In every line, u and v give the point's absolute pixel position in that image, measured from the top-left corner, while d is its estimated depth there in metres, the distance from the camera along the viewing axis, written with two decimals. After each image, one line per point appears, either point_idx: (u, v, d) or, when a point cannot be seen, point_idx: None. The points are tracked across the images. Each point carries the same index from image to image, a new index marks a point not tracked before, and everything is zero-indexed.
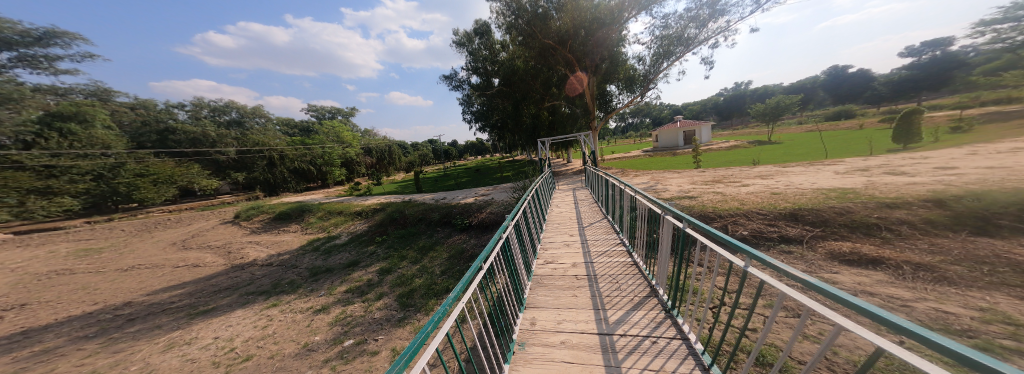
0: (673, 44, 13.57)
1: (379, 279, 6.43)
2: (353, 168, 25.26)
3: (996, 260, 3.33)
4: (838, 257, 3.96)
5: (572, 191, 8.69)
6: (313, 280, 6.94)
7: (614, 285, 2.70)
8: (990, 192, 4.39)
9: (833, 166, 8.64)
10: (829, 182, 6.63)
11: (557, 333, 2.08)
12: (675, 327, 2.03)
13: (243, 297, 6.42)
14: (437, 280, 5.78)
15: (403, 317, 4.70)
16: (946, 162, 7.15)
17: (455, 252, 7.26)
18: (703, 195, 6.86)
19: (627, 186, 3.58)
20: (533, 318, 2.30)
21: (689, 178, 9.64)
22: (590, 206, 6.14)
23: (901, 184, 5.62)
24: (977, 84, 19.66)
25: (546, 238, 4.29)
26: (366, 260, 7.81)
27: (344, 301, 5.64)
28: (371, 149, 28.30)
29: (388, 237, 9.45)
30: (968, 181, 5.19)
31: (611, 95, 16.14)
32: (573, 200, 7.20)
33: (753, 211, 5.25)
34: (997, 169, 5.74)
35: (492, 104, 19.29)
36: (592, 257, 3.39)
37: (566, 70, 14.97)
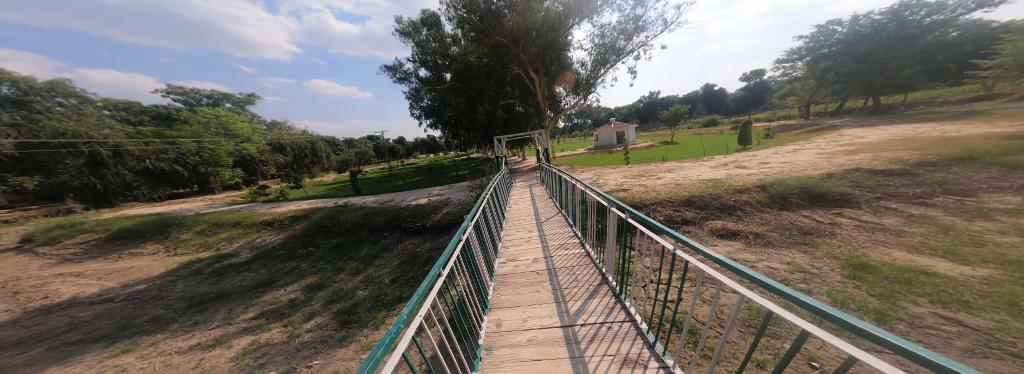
0: (608, 53, 15.34)
1: (307, 297, 5.47)
2: (253, 169, 21.04)
3: (793, 226, 4.90)
4: (716, 232, 5.18)
5: (527, 189, 8.98)
6: (196, 311, 5.43)
7: (571, 276, 2.93)
8: (786, 180, 6.37)
9: (711, 161, 11.28)
10: (712, 174, 8.61)
11: (523, 331, 2.17)
12: (624, 309, 2.30)
13: (60, 350, 4.57)
14: (385, 290, 5.25)
15: (345, 334, 4.13)
16: (771, 157, 10.17)
17: (407, 258, 6.68)
18: (632, 187, 8.05)
19: (578, 181, 3.89)
20: (499, 319, 2.35)
21: (622, 173, 11.17)
22: (546, 202, 6.47)
23: (748, 175, 7.68)
24: (780, 105, 28.64)
25: (507, 236, 4.37)
26: (284, 278, 6.53)
27: (254, 328, 4.60)
28: (285, 146, 24.22)
29: (317, 248, 8.07)
30: (780, 171, 7.49)
31: (560, 97, 17.22)
32: (529, 197, 7.45)
33: (665, 199, 6.42)
34: (794, 162, 8.48)
35: (444, 100, 18.58)
36: (551, 251, 3.61)
37: (518, 69, 15.31)
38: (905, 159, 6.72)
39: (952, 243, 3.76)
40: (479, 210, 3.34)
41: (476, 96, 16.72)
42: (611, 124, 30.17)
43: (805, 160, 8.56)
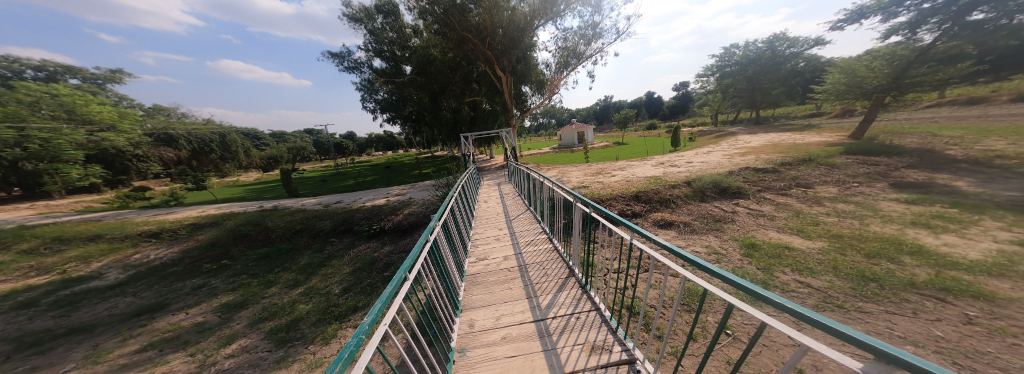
0: (571, 56, 16.21)
1: (224, 318, 4.56)
2: (123, 165, 13.20)
3: (711, 215, 5.90)
4: (658, 223, 5.85)
5: (496, 186, 8.94)
6: (27, 356, 4.01)
7: (541, 271, 3.04)
8: (704, 176, 7.64)
9: (653, 160, 12.87)
10: (653, 171, 9.81)
11: (496, 329, 2.19)
12: (590, 300, 2.46)
13: None
14: (335, 301, 4.68)
15: (284, 354, 3.57)
16: (699, 157, 12.07)
17: (362, 264, 6.04)
18: (592, 184, 8.69)
19: (546, 179, 4.02)
20: (471, 320, 2.34)
21: (583, 171, 11.97)
22: (515, 199, 6.56)
23: (682, 172, 8.97)
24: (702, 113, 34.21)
25: (477, 235, 4.34)
26: (188, 300, 5.32)
27: (142, 364, 3.64)
28: (177, 137, 18.12)
29: (237, 262, 6.81)
30: (704, 169, 8.95)
31: (526, 96, 17.55)
32: (499, 195, 7.42)
33: (618, 195, 7.10)
34: (714, 161, 10.21)
35: (404, 93, 17.32)
36: (521, 247, 3.69)
37: (484, 66, 15.04)
38: (776, 159, 8.65)
39: (800, 223, 5.02)
40: (447, 209, 3.23)
41: (440, 92, 16.30)
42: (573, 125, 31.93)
43: (718, 159, 10.42)
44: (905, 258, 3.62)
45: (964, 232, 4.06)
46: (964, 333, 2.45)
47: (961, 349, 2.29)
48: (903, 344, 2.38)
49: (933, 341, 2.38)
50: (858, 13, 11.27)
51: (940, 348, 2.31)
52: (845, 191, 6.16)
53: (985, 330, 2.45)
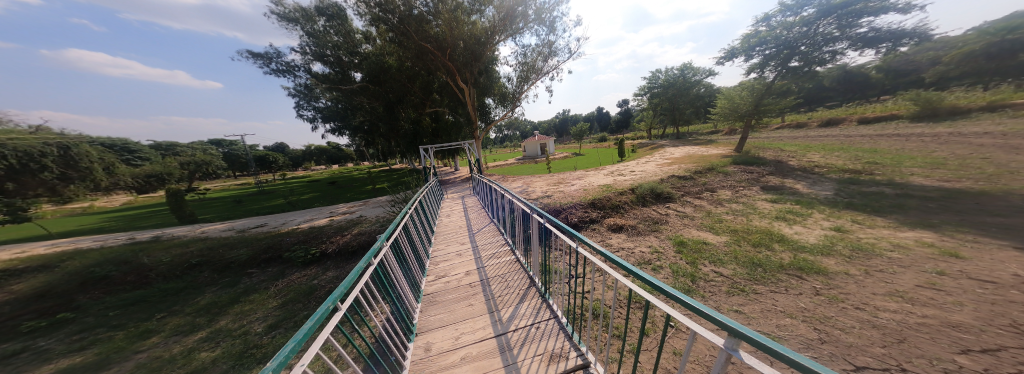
0: (531, 72, 17.06)
1: None
2: None
3: (653, 217, 6.77)
4: (612, 227, 6.42)
5: (460, 200, 8.64)
6: None
7: (503, 284, 3.00)
8: (646, 183, 8.77)
9: (605, 170, 14.21)
10: (604, 180, 10.81)
11: (455, 350, 2.06)
12: (549, 308, 2.49)
13: None
14: (255, 343, 3.82)
15: None
16: (642, 165, 13.81)
17: (291, 299, 5.07)
18: (553, 194, 9.10)
19: (506, 191, 4.07)
20: (428, 343, 2.17)
21: (544, 181, 12.47)
22: (478, 212, 6.42)
23: (630, 179, 10.09)
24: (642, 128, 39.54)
25: (436, 251, 4.10)
26: None
27: None
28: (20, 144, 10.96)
29: (103, 317, 5.25)
30: (647, 176, 10.26)
31: (490, 108, 17.54)
32: (462, 208, 7.20)
33: (577, 203, 7.56)
34: (655, 169, 11.79)
35: (357, 100, 16.27)
36: (484, 261, 3.61)
37: (445, 76, 14.73)
38: (693, 169, 10.42)
39: (711, 221, 6.12)
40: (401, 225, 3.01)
41: (398, 101, 15.59)
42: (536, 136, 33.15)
43: (657, 168, 12.09)
44: (775, 245, 4.69)
45: (805, 222, 5.47)
46: (815, 302, 3.26)
47: (817, 317, 2.99)
48: (782, 316, 3.06)
49: (800, 312, 3.10)
50: (731, 53, 14.66)
51: (804, 316, 3.03)
52: (737, 194, 7.78)
53: (826, 298, 3.28)
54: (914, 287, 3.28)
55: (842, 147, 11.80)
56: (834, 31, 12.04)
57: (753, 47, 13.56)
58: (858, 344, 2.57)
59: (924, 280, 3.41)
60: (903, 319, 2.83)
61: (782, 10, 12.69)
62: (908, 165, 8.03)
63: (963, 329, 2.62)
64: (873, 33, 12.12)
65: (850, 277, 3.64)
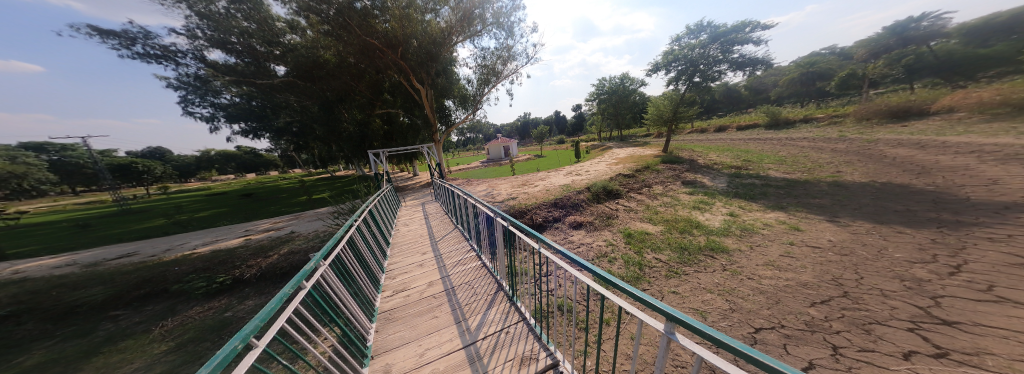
0: (491, 74, 16.91)
1: None
2: None
3: (606, 212, 7.55)
4: (572, 225, 6.89)
5: (420, 206, 8.07)
6: None
7: (470, 292, 2.92)
8: (599, 181, 9.72)
9: (562, 170, 15.19)
10: (564, 180, 11.49)
11: (420, 368, 1.92)
12: (518, 311, 2.51)
13: None
14: None
15: None
16: (592, 165, 15.30)
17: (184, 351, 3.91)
18: (518, 196, 9.27)
19: (469, 196, 3.96)
20: (387, 365, 1.97)
21: (509, 184, 12.62)
22: (440, 218, 6.13)
23: (588, 177, 11.07)
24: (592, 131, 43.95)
25: (393, 265, 3.75)
26: None
27: None
28: None
29: None
30: (600, 174, 11.39)
31: (449, 111, 16.50)
32: (423, 216, 6.68)
33: (541, 203, 7.86)
34: (606, 168, 13.19)
35: (279, 97, 14.16)
36: (448, 269, 3.45)
37: (396, 76, 13.45)
38: (634, 167, 11.96)
39: (649, 214, 7.16)
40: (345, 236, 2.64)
41: (337, 100, 13.68)
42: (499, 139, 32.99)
43: (604, 168, 13.52)
44: (695, 231, 5.76)
45: (711, 209, 6.93)
46: (722, 276, 4.14)
47: (725, 289, 3.81)
48: (705, 292, 3.80)
49: (715, 287, 3.88)
50: (656, 66, 17.31)
51: (718, 291, 3.80)
52: (666, 188, 9.33)
53: (730, 273, 4.18)
54: (780, 256, 4.45)
55: (730, 148, 15.36)
56: (718, 54, 15.28)
57: (670, 63, 16.31)
58: (753, 309, 3.36)
59: (784, 250, 4.66)
60: (777, 285, 3.79)
61: (688, 34, 15.37)
62: (769, 162, 10.92)
63: (809, 286, 3.65)
64: (745, 58, 15.96)
65: (743, 253, 4.74)
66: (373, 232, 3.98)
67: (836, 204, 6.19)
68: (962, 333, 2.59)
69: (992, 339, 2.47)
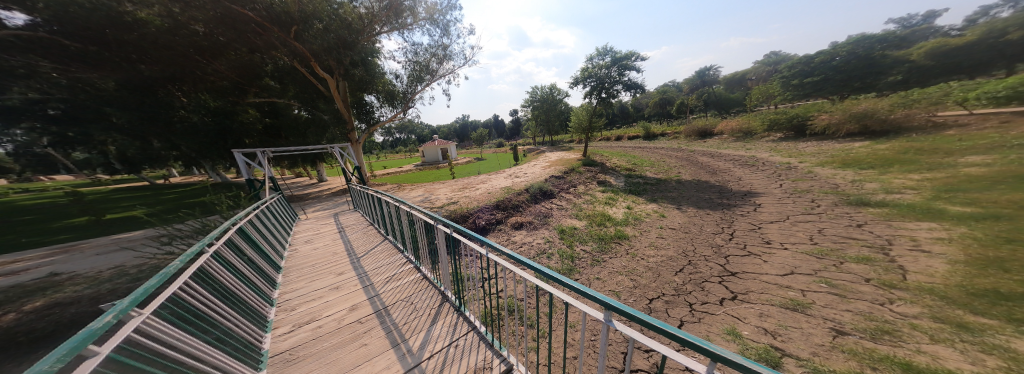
0: (424, 72, 14.94)
1: None
2: None
3: (540, 212, 7.85)
4: (514, 225, 7.07)
5: (332, 218, 7.24)
6: None
7: (408, 309, 2.72)
8: (535, 181, 10.44)
9: (501, 173, 15.34)
10: (505, 182, 11.43)
11: None
12: (466, 320, 2.48)
13: None
14: None
15: None
16: (528, 167, 16.25)
17: None
18: (460, 200, 8.91)
19: (403, 203, 3.64)
20: None
21: (449, 188, 11.95)
22: (363, 230, 5.71)
23: (529, 178, 11.78)
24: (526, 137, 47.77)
25: (288, 295, 3.16)
26: None
27: None
28: None
29: None
30: (536, 175, 12.17)
31: (370, 106, 15.38)
32: (335, 228, 6.06)
33: (484, 207, 7.73)
34: (540, 169, 14.24)
35: (10, 60, 7.99)
36: (377, 289, 3.19)
37: (286, 58, 11.12)
38: (563, 169, 12.93)
39: (578, 211, 7.99)
40: (189, 268, 1.83)
41: (170, 78, 9.55)
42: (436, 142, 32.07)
43: (535, 170, 14.17)
44: (608, 223, 6.83)
45: (618, 203, 8.40)
46: (625, 259, 5.06)
47: (630, 270, 4.66)
48: (617, 274, 4.60)
49: (622, 269, 4.74)
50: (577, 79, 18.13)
51: (623, 271, 4.67)
52: (586, 187, 10.51)
53: (631, 256, 5.17)
54: (657, 237, 5.88)
55: (624, 153, 19.43)
56: (617, 76, 16.48)
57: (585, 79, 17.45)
58: (644, 283, 4.26)
59: (658, 233, 6.12)
60: (658, 260, 4.91)
61: (596, 54, 16.42)
62: (647, 164, 14.27)
63: (673, 259, 4.90)
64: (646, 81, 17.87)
65: (638, 239, 5.86)
66: (248, 262, 2.95)
67: (681, 195, 8.86)
68: (740, 279, 4.06)
69: (753, 280, 3.98)
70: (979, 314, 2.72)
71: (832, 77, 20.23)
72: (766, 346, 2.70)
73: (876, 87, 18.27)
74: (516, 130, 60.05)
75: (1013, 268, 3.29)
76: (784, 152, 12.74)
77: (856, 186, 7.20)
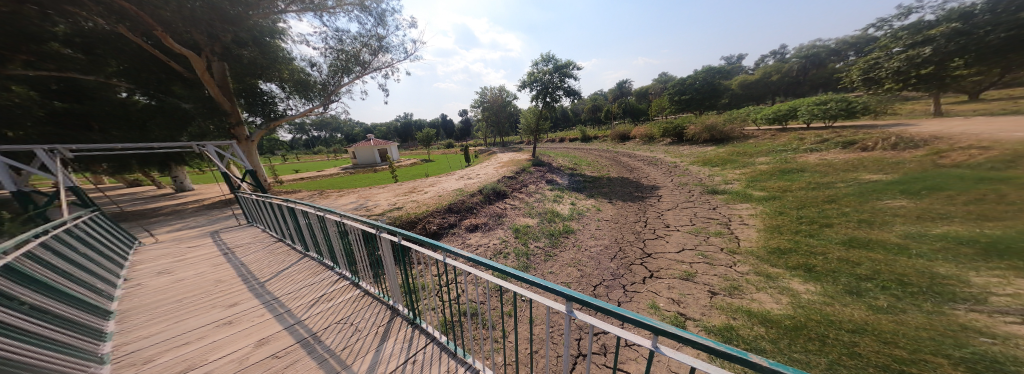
0: (351, 63, 12.75)
1: None
2: None
3: (493, 211, 7.80)
4: (469, 227, 6.81)
5: (204, 240, 5.35)
6: None
7: (347, 331, 2.31)
8: (488, 182, 10.32)
9: (453, 174, 14.57)
10: (456, 184, 10.86)
11: None
12: (423, 332, 2.27)
13: None
14: None
15: None
16: (480, 169, 15.94)
17: None
18: (406, 205, 8.04)
19: (329, 211, 3.06)
20: None
21: (392, 192, 10.63)
22: (262, 250, 4.44)
23: (482, 179, 11.56)
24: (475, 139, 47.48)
25: (137, 347, 2.18)
26: None
27: None
28: None
29: None
30: (488, 176, 12.05)
31: (270, 98, 12.37)
32: (214, 252, 4.52)
33: (434, 210, 7.18)
34: (492, 170, 14.19)
35: None
36: (298, 314, 2.58)
37: (103, 23, 7.79)
38: (514, 169, 13.15)
39: (531, 209, 8.22)
40: None
41: None
42: (372, 141, 28.35)
43: (487, 171, 14.09)
44: (557, 219, 7.28)
45: (564, 200, 9.08)
46: (573, 252, 5.52)
47: (577, 261, 5.10)
48: (567, 266, 4.97)
49: (571, 261, 5.15)
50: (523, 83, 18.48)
51: (571, 262, 5.09)
52: (537, 186, 10.93)
53: (579, 248, 5.68)
54: (596, 229, 6.61)
55: (565, 154, 21.22)
56: (559, 82, 17.37)
57: (531, 83, 17.94)
58: (587, 272, 4.72)
59: (596, 225, 6.87)
60: (598, 250, 5.54)
61: (540, 60, 17.13)
62: (585, 164, 15.91)
63: (609, 247, 5.61)
64: None
65: (583, 232, 6.47)
66: (33, 314, 1.85)
67: (612, 190, 10.21)
68: (654, 259, 4.95)
69: (664, 259, 4.89)
70: (774, 266, 4.11)
71: (694, 98, 27.50)
72: (675, 314, 3.41)
73: (715, 106, 27.68)
74: (463, 131, 58.75)
75: (784, 231, 5.12)
76: (675, 153, 16.35)
77: (709, 180, 9.78)
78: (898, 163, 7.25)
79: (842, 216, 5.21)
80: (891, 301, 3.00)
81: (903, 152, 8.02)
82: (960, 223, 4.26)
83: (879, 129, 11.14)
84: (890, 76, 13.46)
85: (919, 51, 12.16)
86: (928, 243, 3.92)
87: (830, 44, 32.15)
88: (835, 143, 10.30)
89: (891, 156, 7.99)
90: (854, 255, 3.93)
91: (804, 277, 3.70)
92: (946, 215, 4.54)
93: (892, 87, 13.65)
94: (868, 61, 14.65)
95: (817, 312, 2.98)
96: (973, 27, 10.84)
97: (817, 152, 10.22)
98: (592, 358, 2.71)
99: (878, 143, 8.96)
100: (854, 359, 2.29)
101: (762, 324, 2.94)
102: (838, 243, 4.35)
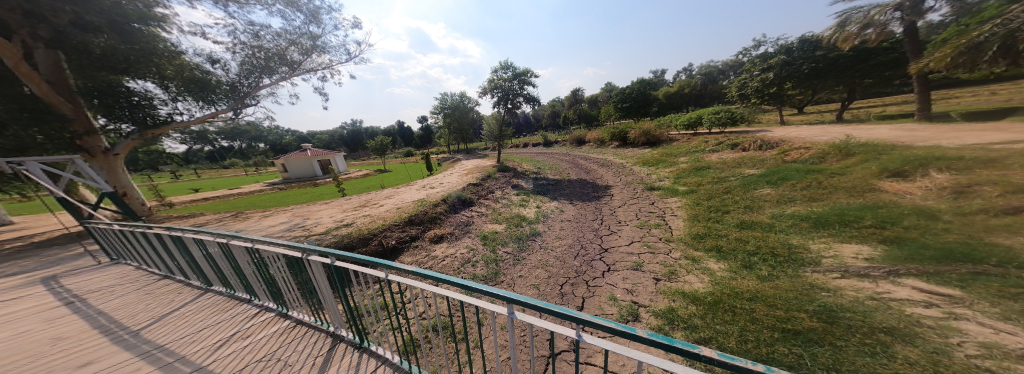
0: (273, 61, 10.86)
1: None
2: None
3: (458, 220, 7.52)
4: (434, 239, 6.42)
5: (40, 290, 3.91)
6: None
7: (273, 368, 1.95)
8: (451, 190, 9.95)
9: (414, 184, 13.62)
10: (418, 194, 10.22)
11: None
12: (373, 355, 2.04)
13: None
14: None
15: None
16: (444, 177, 15.25)
17: None
18: (357, 220, 7.22)
19: (237, 236, 2.55)
20: None
21: (339, 207, 9.43)
22: (138, 292, 3.43)
23: (446, 187, 11.08)
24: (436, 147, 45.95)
25: None
26: None
27: None
28: None
29: None
30: (452, 184, 11.64)
31: (145, 99, 9.38)
32: (57, 303, 3.36)
33: (392, 223, 6.61)
34: (456, 178, 13.74)
35: None
36: (199, 360, 2.07)
37: None
38: (480, 176, 12.96)
39: (497, 214, 8.16)
40: None
41: None
42: (310, 151, 24.58)
43: (451, 179, 13.60)
44: (524, 223, 7.38)
45: (529, 204, 9.27)
46: (539, 253, 5.66)
47: (544, 263, 5.24)
48: (533, 268, 5.08)
49: (537, 263, 5.27)
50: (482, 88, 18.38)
51: (535, 265, 5.21)
52: (504, 192, 10.92)
53: (545, 249, 5.85)
54: (560, 230, 6.88)
55: (528, 158, 21.82)
56: (519, 89, 17.64)
57: (491, 90, 17.92)
58: (554, 272, 4.89)
59: (560, 226, 7.17)
60: (562, 249, 5.79)
61: (500, 67, 17.21)
62: (548, 168, 16.58)
63: (571, 246, 5.91)
64: None
65: (547, 233, 6.69)
66: None
67: (572, 192, 10.79)
68: (610, 253, 5.38)
69: (619, 253, 5.35)
70: (697, 250, 4.85)
71: (632, 106, 30.99)
72: (629, 303, 3.74)
73: (648, 113, 31.26)
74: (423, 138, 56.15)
75: (702, 218, 6.10)
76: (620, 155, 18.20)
77: (650, 177, 11.09)
78: (763, 160, 9.37)
79: (738, 204, 6.37)
80: (769, 270, 3.82)
81: (766, 152, 10.30)
82: (802, 204, 5.66)
83: (751, 133, 14.20)
84: (752, 92, 17.18)
85: (766, 75, 16.16)
86: (785, 221, 5.09)
87: (716, 66, 40.47)
88: (727, 145, 12.74)
89: (759, 154, 10.24)
90: (745, 235, 4.90)
91: (717, 257, 4.45)
92: (792, 198, 6.00)
93: (755, 101, 17.26)
94: (740, 81, 18.51)
95: (727, 287, 3.60)
96: (792, 59, 15.23)
97: (716, 152, 12.47)
98: (562, 356, 2.83)
99: (752, 145, 11.46)
100: (753, 323, 2.83)
101: (690, 304, 3.44)
102: (736, 226, 5.36)
